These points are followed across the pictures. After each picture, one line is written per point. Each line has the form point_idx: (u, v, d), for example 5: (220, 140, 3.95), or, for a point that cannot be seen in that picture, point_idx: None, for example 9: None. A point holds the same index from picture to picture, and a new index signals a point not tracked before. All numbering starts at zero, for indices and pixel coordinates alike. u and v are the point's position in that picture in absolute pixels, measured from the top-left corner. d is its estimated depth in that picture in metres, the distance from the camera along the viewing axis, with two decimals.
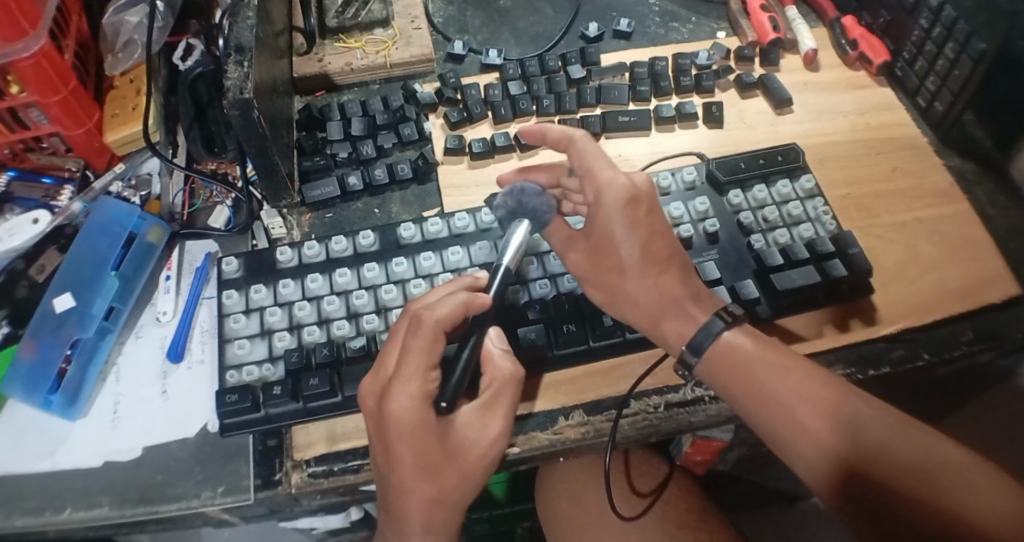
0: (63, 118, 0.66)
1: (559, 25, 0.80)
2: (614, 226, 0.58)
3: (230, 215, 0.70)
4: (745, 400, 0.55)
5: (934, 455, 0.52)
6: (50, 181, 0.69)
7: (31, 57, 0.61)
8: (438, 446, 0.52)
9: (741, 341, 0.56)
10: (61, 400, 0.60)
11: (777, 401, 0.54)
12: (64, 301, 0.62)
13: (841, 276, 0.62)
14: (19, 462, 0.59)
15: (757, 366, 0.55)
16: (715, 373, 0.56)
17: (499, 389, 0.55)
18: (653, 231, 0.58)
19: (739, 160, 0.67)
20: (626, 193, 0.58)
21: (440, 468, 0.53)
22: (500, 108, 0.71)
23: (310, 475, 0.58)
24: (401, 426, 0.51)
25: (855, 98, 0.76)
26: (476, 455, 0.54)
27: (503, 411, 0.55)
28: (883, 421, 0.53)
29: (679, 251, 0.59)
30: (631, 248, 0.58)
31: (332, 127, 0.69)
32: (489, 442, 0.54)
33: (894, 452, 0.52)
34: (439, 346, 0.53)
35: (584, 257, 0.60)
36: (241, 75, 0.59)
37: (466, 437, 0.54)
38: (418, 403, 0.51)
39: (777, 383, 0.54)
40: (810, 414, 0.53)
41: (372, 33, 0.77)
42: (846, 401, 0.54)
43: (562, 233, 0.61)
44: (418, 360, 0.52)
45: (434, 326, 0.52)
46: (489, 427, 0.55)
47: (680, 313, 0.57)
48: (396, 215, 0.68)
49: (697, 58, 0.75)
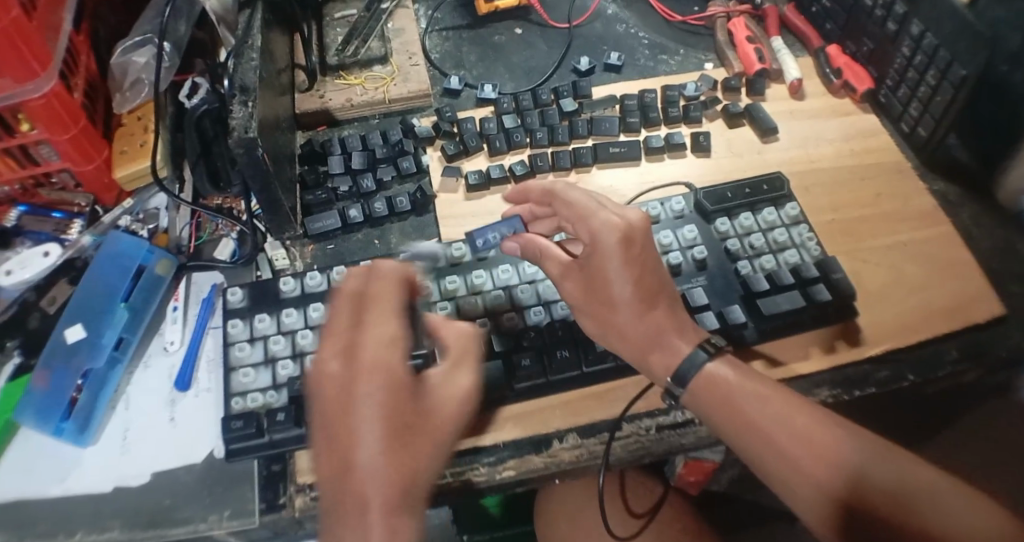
0: (71, 153, 0.70)
1: (552, 60, 0.82)
2: (610, 266, 0.58)
3: (235, 247, 0.72)
4: (725, 422, 0.57)
5: (906, 477, 0.54)
6: (60, 215, 0.73)
7: (42, 97, 0.65)
8: (409, 404, 0.50)
9: (723, 372, 0.58)
10: (73, 427, 0.62)
11: (754, 423, 0.56)
12: (76, 332, 0.64)
13: (825, 301, 0.64)
14: (31, 488, 0.61)
15: (730, 388, 0.57)
16: (699, 403, 0.58)
17: (464, 346, 0.55)
18: (645, 268, 0.59)
19: (725, 189, 0.69)
20: (622, 233, 0.59)
21: (412, 429, 0.50)
22: (496, 141, 0.73)
23: (314, 498, 0.59)
24: (371, 374, 0.49)
25: (839, 125, 0.79)
26: (447, 414, 0.52)
27: (472, 369, 0.55)
28: (862, 445, 0.55)
29: (667, 281, 0.60)
30: (624, 286, 0.58)
31: (333, 161, 0.72)
32: (456, 403, 0.53)
33: (874, 473, 0.54)
34: (400, 289, 0.54)
35: (575, 289, 0.61)
36: (245, 115, 0.62)
37: (435, 398, 0.52)
38: (389, 351, 0.50)
39: (755, 407, 0.57)
40: (789, 440, 0.55)
41: (371, 69, 0.79)
42: (827, 428, 0.56)
43: (558, 264, 0.62)
44: (382, 310, 0.52)
45: (389, 270, 0.55)
46: (460, 386, 0.54)
47: (666, 346, 0.59)
48: (395, 245, 0.70)
49: (685, 89, 0.77)
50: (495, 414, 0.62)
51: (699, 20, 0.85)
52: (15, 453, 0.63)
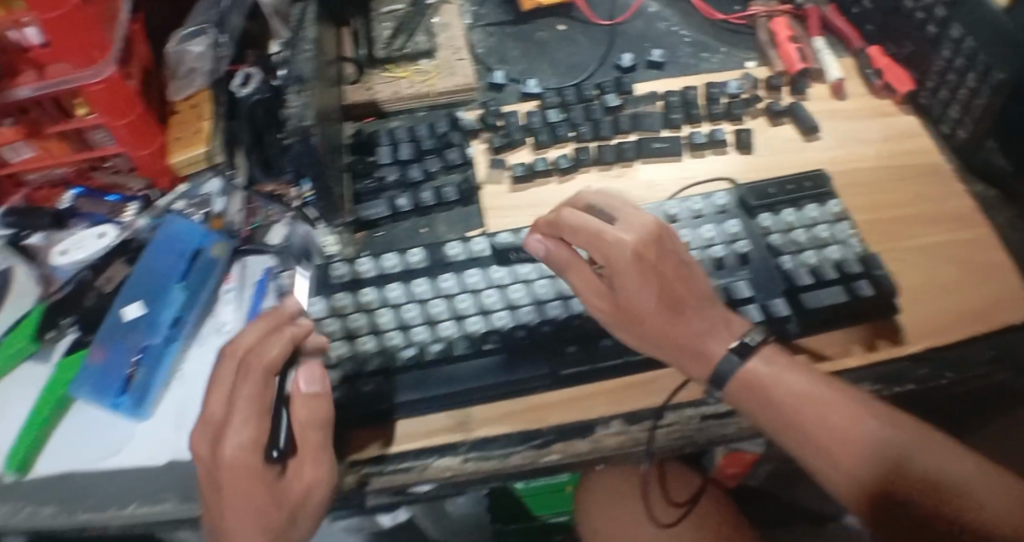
0: (130, 140, 0.73)
1: (594, 57, 0.82)
2: (631, 286, 0.59)
3: (288, 233, 0.74)
4: (766, 421, 0.58)
5: (944, 468, 0.55)
6: (115, 199, 0.78)
7: (100, 83, 0.68)
8: (268, 493, 0.56)
9: (761, 370, 0.59)
10: (129, 402, 0.65)
11: (794, 420, 0.57)
12: (135, 309, 0.68)
13: (866, 296, 0.65)
14: (88, 461, 0.65)
15: (768, 386, 0.58)
16: (739, 399, 0.59)
17: (311, 432, 0.59)
18: (664, 278, 0.59)
19: (768, 185, 0.70)
20: (633, 248, 0.59)
21: (270, 515, 0.56)
22: (540, 135, 0.74)
23: (366, 475, 0.62)
24: (232, 470, 0.56)
25: (879, 126, 0.80)
26: (307, 496, 0.58)
27: (325, 454, 0.59)
28: (902, 434, 0.56)
29: (693, 289, 0.60)
30: (647, 299, 0.59)
31: (382, 152, 0.74)
32: (310, 486, 0.58)
33: (913, 460, 0.56)
34: (263, 388, 0.58)
35: (605, 308, 0.61)
36: (301, 105, 0.64)
37: (294, 482, 0.57)
38: (249, 451, 0.56)
39: (793, 405, 0.58)
40: (829, 435, 0.57)
41: (418, 63, 0.80)
42: (867, 421, 0.57)
43: (585, 276, 0.61)
44: (248, 408, 0.57)
45: (259, 368, 0.58)
46: (315, 470, 0.58)
47: (701, 350, 0.60)
48: (442, 235, 0.72)
49: (727, 87, 0.77)
50: (537, 399, 0.64)
51: (741, 19, 0.85)
52: (72, 426, 0.67)
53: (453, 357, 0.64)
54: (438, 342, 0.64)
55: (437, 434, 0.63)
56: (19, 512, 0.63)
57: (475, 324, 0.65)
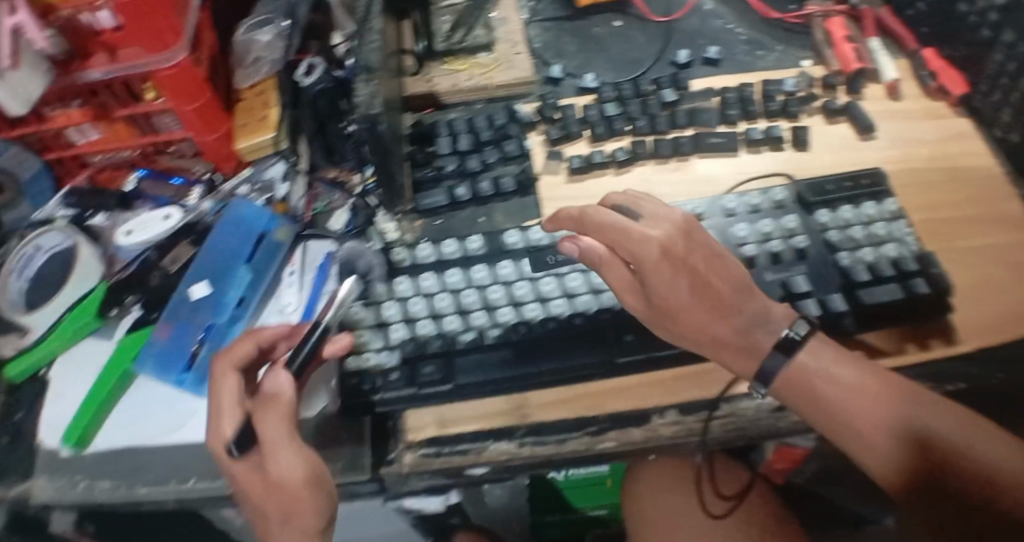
0: (196, 124, 0.75)
1: (651, 53, 0.83)
2: (662, 283, 0.60)
3: (348, 219, 0.75)
4: (808, 409, 0.60)
5: (996, 457, 0.56)
6: (179, 182, 0.80)
7: (171, 67, 0.70)
8: (254, 481, 0.57)
9: (808, 363, 0.60)
10: (192, 379, 0.68)
11: (835, 409, 0.59)
12: (202, 289, 0.70)
13: (923, 294, 0.65)
14: (152, 435, 0.67)
15: (810, 374, 0.59)
16: (786, 392, 0.60)
17: (269, 428, 0.56)
18: (695, 273, 0.61)
19: (826, 182, 0.71)
20: (663, 244, 0.60)
21: (263, 499, 0.57)
22: (598, 128, 0.75)
23: (423, 455, 0.63)
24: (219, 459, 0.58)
25: (932, 127, 0.80)
26: (290, 486, 0.57)
27: (286, 446, 0.56)
28: (942, 421, 0.57)
29: (727, 283, 0.61)
30: (682, 295, 0.60)
31: (442, 142, 0.75)
32: (287, 478, 0.56)
33: (952, 444, 0.57)
34: (227, 381, 0.59)
35: (639, 306, 0.62)
36: (369, 93, 0.65)
37: (275, 473, 0.57)
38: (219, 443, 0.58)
39: (839, 399, 0.59)
40: (876, 428, 0.58)
41: (476, 56, 0.82)
42: (917, 413, 0.58)
43: (618, 275, 0.62)
44: (216, 400, 0.59)
45: (220, 362, 0.60)
46: (287, 463, 0.56)
47: (741, 345, 0.61)
48: (500, 224, 0.73)
49: (784, 85, 0.78)
50: (594, 388, 0.65)
51: (798, 18, 0.85)
52: (135, 400, 0.69)
53: (513, 342, 0.65)
54: (497, 328, 0.66)
55: (495, 417, 0.64)
56: (75, 486, 0.65)
57: (533, 310, 0.66)
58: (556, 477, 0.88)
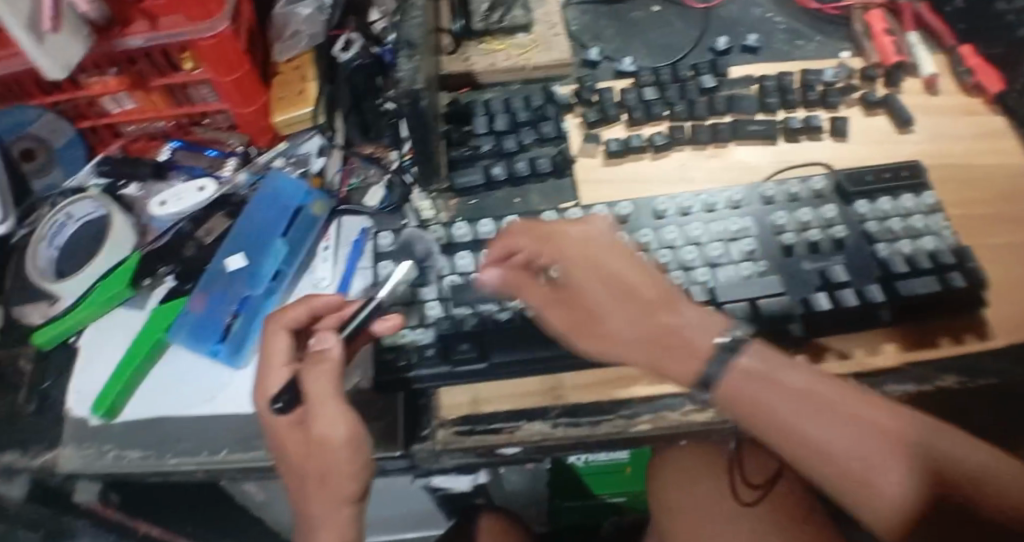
0: (235, 96, 0.74)
1: (689, 39, 0.83)
2: (584, 278, 0.61)
3: (384, 195, 0.75)
4: (805, 459, 0.56)
5: (944, 451, 0.56)
6: (214, 154, 0.79)
7: (213, 37, 0.69)
8: (297, 440, 0.58)
9: (752, 366, 0.58)
10: (227, 350, 0.68)
11: (833, 458, 0.56)
12: (238, 261, 0.70)
13: (960, 288, 0.65)
14: (184, 405, 0.67)
15: (800, 423, 0.56)
16: (731, 398, 0.58)
17: (315, 385, 0.58)
18: (618, 277, 0.60)
19: (866, 173, 0.70)
20: (582, 242, 0.62)
21: (304, 459, 0.58)
22: (636, 112, 0.75)
23: (457, 433, 0.64)
24: (266, 419, 0.60)
25: (966, 124, 0.79)
26: (331, 447, 0.57)
27: (332, 405, 0.58)
28: (890, 420, 0.56)
29: (652, 287, 0.60)
30: (603, 299, 0.60)
31: (478, 122, 0.75)
32: (331, 441, 0.57)
33: (923, 453, 0.56)
34: (280, 343, 0.61)
35: (563, 312, 0.61)
36: (412, 70, 0.64)
37: (317, 432, 0.57)
38: (265, 401, 0.59)
39: (785, 405, 0.56)
40: (825, 434, 0.56)
41: (514, 37, 0.81)
42: (863, 414, 0.56)
43: (540, 293, 0.62)
44: (267, 360, 0.61)
45: (276, 324, 0.61)
46: (331, 424, 0.57)
47: (670, 349, 0.59)
48: (536, 205, 0.73)
49: (823, 75, 0.77)
50: (628, 371, 0.65)
51: (837, 9, 0.84)
52: (167, 370, 0.69)
53: None
54: None
55: (529, 397, 0.65)
56: (105, 456, 0.65)
57: None
58: (577, 463, 0.89)
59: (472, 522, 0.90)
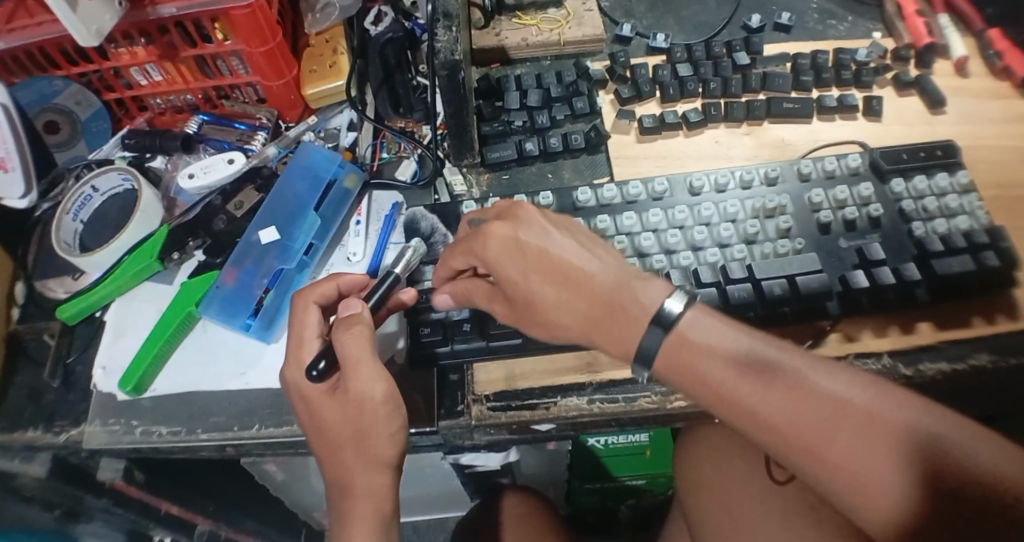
0: (265, 68, 0.74)
1: (721, 17, 0.82)
2: (513, 275, 0.56)
3: (416, 169, 0.75)
4: (753, 432, 0.52)
5: (908, 419, 0.50)
6: (244, 127, 0.79)
7: (246, 8, 0.68)
8: (333, 406, 0.57)
9: (693, 334, 0.53)
10: (258, 324, 0.68)
11: (780, 431, 0.51)
12: (271, 234, 0.70)
13: (995, 267, 0.64)
14: (215, 379, 0.66)
15: (735, 393, 0.52)
16: (669, 369, 0.54)
17: (348, 346, 0.57)
18: (554, 266, 0.55)
19: (902, 151, 0.70)
20: (504, 238, 0.56)
21: (344, 423, 0.57)
22: (669, 88, 0.75)
23: (490, 409, 0.63)
24: (298, 392, 0.59)
25: (999, 107, 0.77)
26: (370, 404, 0.57)
27: (365, 366, 0.57)
28: (839, 385, 0.51)
29: (586, 271, 0.55)
30: (543, 292, 0.55)
31: (511, 97, 0.75)
32: (369, 403, 0.57)
33: (880, 419, 0.50)
34: (309, 316, 0.61)
35: (505, 308, 0.59)
36: (451, 39, 0.63)
37: (356, 390, 0.57)
38: (298, 371, 0.59)
39: (723, 375, 0.52)
40: (770, 403, 0.51)
41: (546, 12, 0.81)
42: (809, 380, 0.51)
43: (482, 289, 0.60)
44: (296, 334, 0.60)
45: (305, 298, 0.61)
46: (372, 384, 0.57)
47: (611, 333, 0.55)
48: (569, 181, 0.73)
49: (857, 54, 0.77)
50: None
51: None
52: (196, 345, 0.69)
53: None
54: None
55: (564, 374, 0.65)
56: (133, 430, 0.64)
57: None
58: (596, 446, 0.89)
59: (494, 503, 0.90)
